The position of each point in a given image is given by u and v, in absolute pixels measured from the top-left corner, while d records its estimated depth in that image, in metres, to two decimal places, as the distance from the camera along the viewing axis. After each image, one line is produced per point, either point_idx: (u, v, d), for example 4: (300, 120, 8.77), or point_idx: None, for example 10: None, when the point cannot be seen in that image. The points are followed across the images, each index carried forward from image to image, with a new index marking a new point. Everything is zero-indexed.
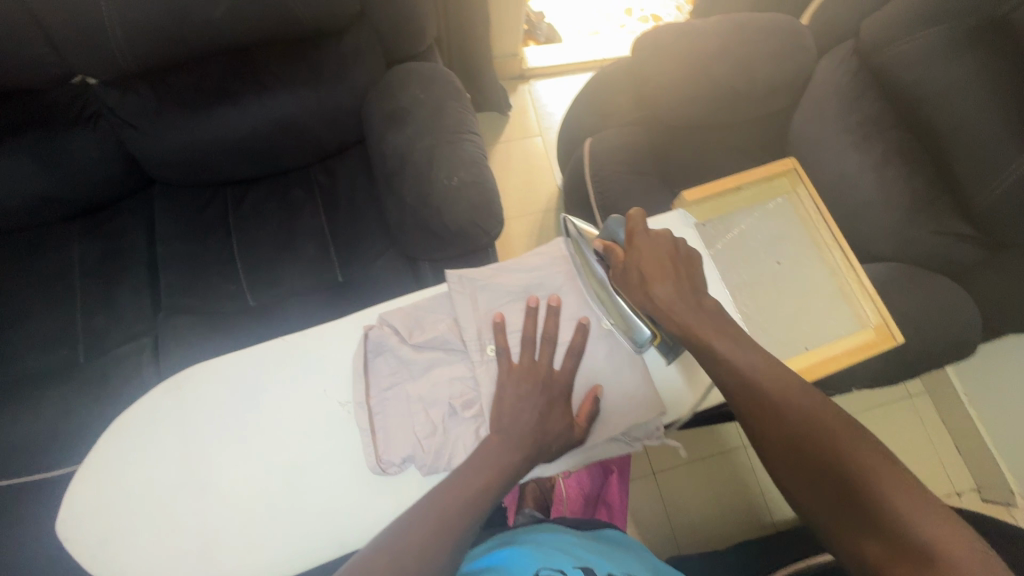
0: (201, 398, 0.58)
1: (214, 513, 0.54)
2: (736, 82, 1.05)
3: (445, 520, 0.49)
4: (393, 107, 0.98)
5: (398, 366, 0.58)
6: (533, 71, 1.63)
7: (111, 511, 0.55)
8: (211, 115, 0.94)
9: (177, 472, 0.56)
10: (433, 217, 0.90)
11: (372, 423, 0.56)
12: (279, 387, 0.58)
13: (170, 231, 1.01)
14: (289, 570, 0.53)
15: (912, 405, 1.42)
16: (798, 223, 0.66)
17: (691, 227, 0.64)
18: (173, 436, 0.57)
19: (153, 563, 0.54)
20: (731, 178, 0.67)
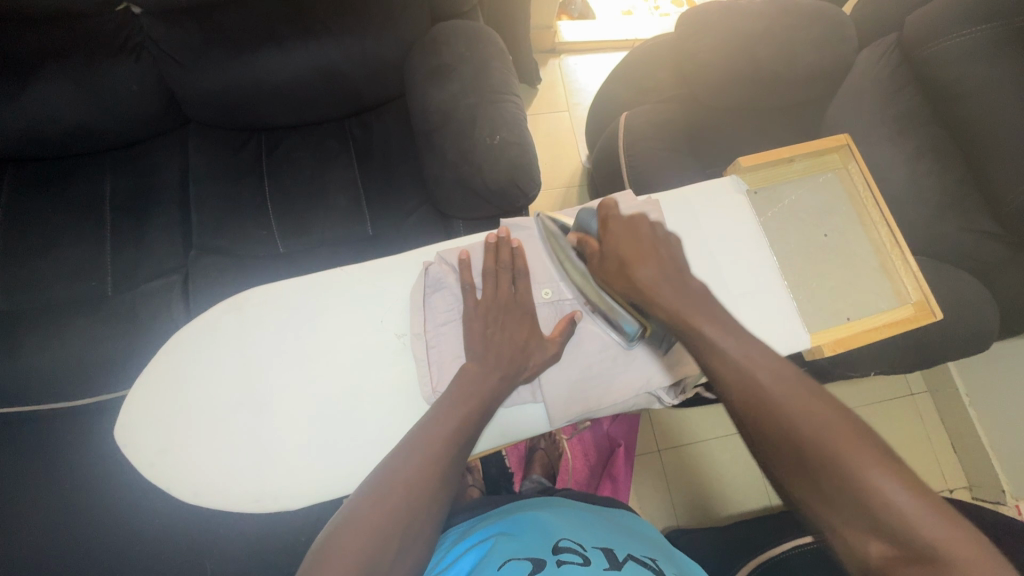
0: (261, 323, 0.62)
1: (269, 430, 0.58)
2: (777, 66, 1.05)
3: (432, 460, 0.53)
4: (436, 63, 0.97)
5: (454, 304, 0.63)
6: (566, 46, 1.62)
7: (173, 422, 0.59)
8: (254, 58, 0.93)
9: (234, 390, 0.60)
10: (473, 175, 0.91)
11: (428, 355, 0.60)
12: (335, 318, 0.62)
13: (205, 171, 1.01)
14: (340, 488, 0.57)
15: (913, 403, 1.45)
16: (845, 199, 0.68)
17: (741, 195, 0.66)
18: (233, 355, 0.61)
19: (210, 473, 0.58)
20: (786, 148, 0.67)
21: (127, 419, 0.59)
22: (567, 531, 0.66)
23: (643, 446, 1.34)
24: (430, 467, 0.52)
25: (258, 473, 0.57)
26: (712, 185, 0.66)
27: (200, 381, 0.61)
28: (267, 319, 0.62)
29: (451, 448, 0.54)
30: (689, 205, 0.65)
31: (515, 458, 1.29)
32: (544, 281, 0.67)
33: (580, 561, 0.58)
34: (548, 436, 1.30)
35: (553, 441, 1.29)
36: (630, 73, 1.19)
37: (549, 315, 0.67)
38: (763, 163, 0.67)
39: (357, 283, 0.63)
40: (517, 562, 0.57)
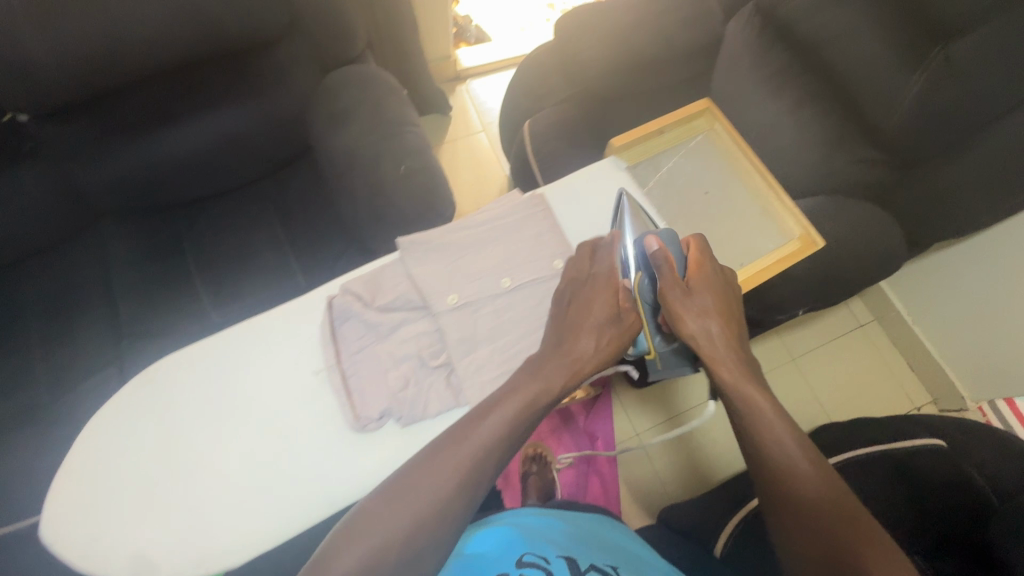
0: (175, 388, 0.59)
1: (200, 495, 0.56)
2: (654, 51, 1.12)
3: (467, 469, 0.51)
4: (333, 109, 1.01)
5: (366, 330, 0.58)
6: (468, 71, 1.69)
7: (97, 510, 0.56)
8: (157, 139, 0.97)
9: (156, 463, 0.57)
10: (386, 207, 0.93)
11: (346, 386, 0.56)
12: (248, 367, 0.59)
13: (125, 259, 1.00)
14: (282, 537, 0.54)
15: (864, 334, 1.52)
16: (720, 156, 0.74)
17: (622, 173, 0.70)
18: (150, 426, 0.58)
19: (143, 552, 0.55)
20: (654, 122, 0.72)
21: (45, 516, 0.56)
22: (523, 542, 0.65)
23: (621, 434, 1.36)
24: (465, 480, 0.51)
25: (190, 543, 0.54)
26: (595, 168, 0.70)
27: (119, 461, 0.57)
28: (180, 383, 0.59)
29: (490, 454, 0.52)
30: (571, 191, 0.68)
31: (500, 477, 1.30)
32: (447, 289, 0.58)
33: (543, 575, 0.57)
34: (534, 457, 1.29)
35: (542, 462, 1.29)
36: (524, 82, 1.24)
37: (457, 324, 0.58)
38: (636, 140, 0.71)
39: (267, 328, 0.60)
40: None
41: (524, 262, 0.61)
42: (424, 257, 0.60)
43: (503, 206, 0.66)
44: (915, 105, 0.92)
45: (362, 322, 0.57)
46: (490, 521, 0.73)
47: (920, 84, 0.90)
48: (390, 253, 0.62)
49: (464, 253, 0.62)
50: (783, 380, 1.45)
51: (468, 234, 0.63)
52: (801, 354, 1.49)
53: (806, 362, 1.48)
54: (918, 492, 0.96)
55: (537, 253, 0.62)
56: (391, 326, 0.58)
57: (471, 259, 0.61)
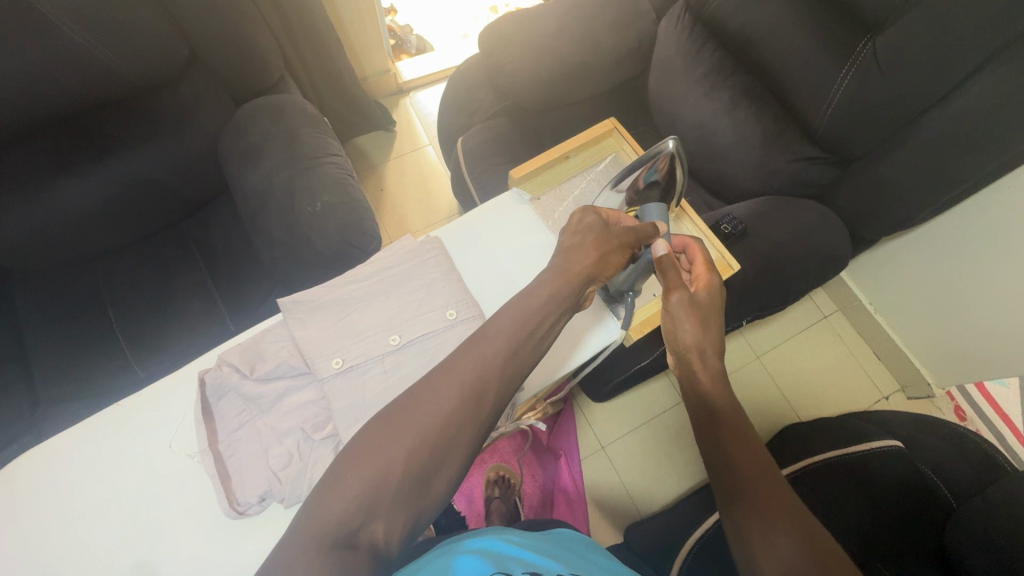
0: (46, 480, 0.56)
1: None
2: (583, 58, 1.08)
3: (467, 394, 0.49)
4: (247, 144, 0.96)
5: (245, 404, 0.54)
6: (411, 84, 1.63)
7: None
8: (50, 191, 0.89)
9: (25, 567, 0.53)
10: (304, 246, 0.89)
11: (224, 469, 0.52)
12: (126, 453, 0.57)
13: (37, 317, 0.96)
14: None
15: (827, 325, 1.49)
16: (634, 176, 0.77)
17: (525, 205, 0.69)
18: (17, 522, 0.54)
19: None
20: (561, 148, 0.75)
21: None
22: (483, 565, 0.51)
23: (586, 448, 1.32)
24: (466, 406, 0.49)
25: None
26: (496, 204, 0.69)
27: None
28: (52, 475, 0.56)
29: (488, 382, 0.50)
30: (471, 231, 0.66)
31: (464, 503, 1.26)
32: (329, 352, 0.54)
33: None
34: (498, 480, 1.24)
35: (506, 485, 1.24)
36: (454, 95, 1.20)
37: (343, 390, 0.54)
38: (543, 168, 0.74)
39: (145, 408, 0.59)
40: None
41: (415, 313, 0.58)
42: (307, 317, 0.57)
43: (396, 254, 0.63)
44: (843, 101, 0.89)
45: (241, 393, 0.54)
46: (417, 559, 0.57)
47: (845, 83, 0.88)
48: (276, 320, 0.60)
49: (350, 310, 0.58)
50: (748, 379, 1.43)
51: (355, 290, 0.60)
52: (766, 351, 1.46)
53: (771, 359, 1.45)
54: (876, 494, 0.93)
55: (428, 305, 0.59)
56: (277, 395, 0.54)
57: (358, 315, 0.58)
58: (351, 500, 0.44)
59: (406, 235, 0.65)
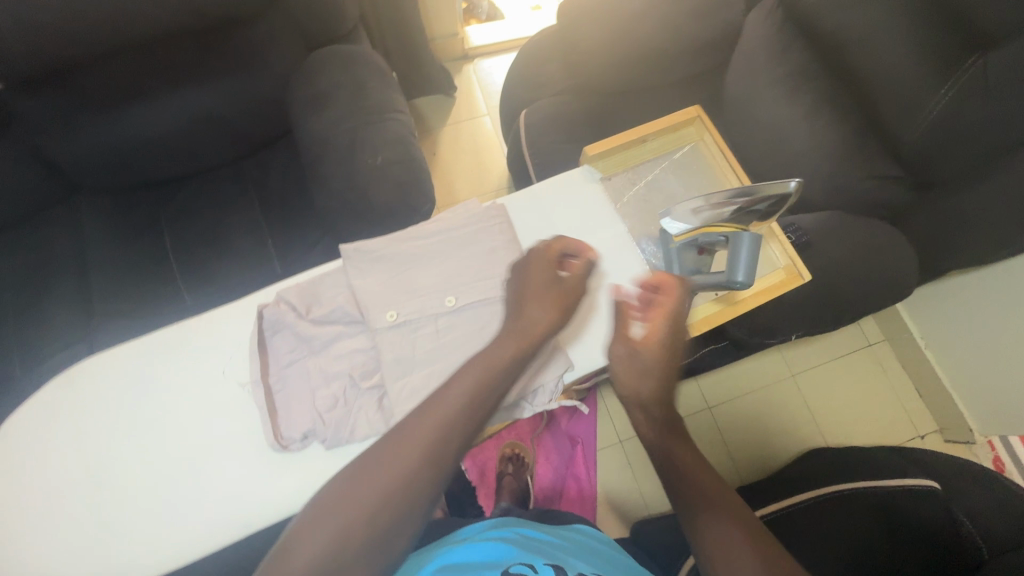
0: (102, 388, 0.58)
1: (119, 502, 0.55)
2: (664, 44, 1.04)
3: (431, 454, 0.50)
4: (315, 92, 0.96)
5: (297, 342, 0.56)
6: (476, 51, 1.60)
7: (18, 506, 0.56)
8: (123, 114, 0.92)
9: (81, 465, 0.57)
10: (361, 199, 0.90)
11: (271, 401, 0.54)
12: (178, 376, 0.58)
13: (99, 234, 0.99)
14: (196, 550, 0.54)
15: (869, 355, 1.43)
16: (707, 171, 0.73)
17: (595, 184, 0.66)
18: (76, 423, 0.57)
19: (61, 553, 0.55)
20: (637, 130, 0.71)
21: None
22: (508, 549, 0.66)
23: (603, 440, 1.30)
24: (430, 464, 0.50)
25: (112, 548, 0.54)
26: (568, 177, 0.66)
27: (42, 460, 0.57)
28: (107, 385, 0.58)
29: (452, 438, 0.51)
30: (536, 204, 0.65)
31: (475, 474, 1.28)
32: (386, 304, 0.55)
33: None
34: (511, 457, 1.28)
35: (518, 462, 1.27)
36: (522, 66, 1.16)
37: (394, 343, 0.56)
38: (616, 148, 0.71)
39: (197, 334, 0.59)
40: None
41: (470, 280, 0.59)
42: (367, 267, 0.58)
43: (459, 216, 0.62)
44: (938, 121, 0.84)
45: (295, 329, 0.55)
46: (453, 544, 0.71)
47: (944, 102, 0.82)
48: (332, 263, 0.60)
49: (407, 266, 0.59)
50: (779, 397, 1.39)
51: (415, 246, 0.60)
52: (801, 372, 1.42)
53: (805, 380, 1.41)
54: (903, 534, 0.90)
55: (483, 273, 0.60)
56: (330, 339, 0.56)
57: (417, 273, 0.59)
58: (313, 556, 0.46)
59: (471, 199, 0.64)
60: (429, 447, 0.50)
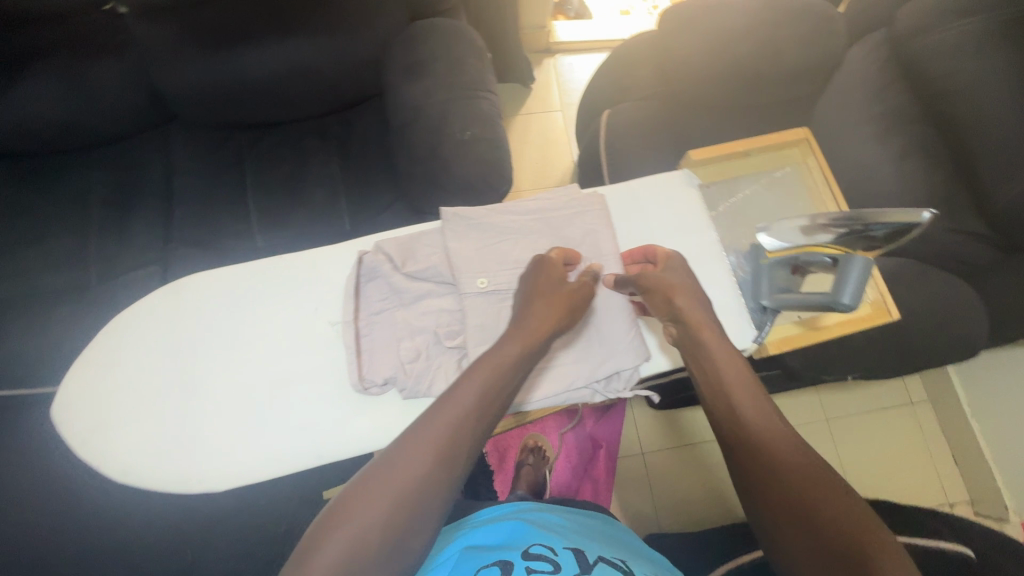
0: (200, 305, 0.62)
1: (199, 413, 0.58)
2: (763, 66, 1.03)
3: (444, 454, 0.48)
4: (412, 60, 0.98)
5: (389, 293, 0.60)
6: (560, 46, 1.61)
7: (109, 400, 0.59)
8: (229, 56, 0.95)
9: (170, 373, 0.60)
10: (442, 170, 0.91)
11: (358, 344, 0.58)
12: (271, 306, 0.61)
13: (188, 165, 1.03)
14: (265, 472, 0.56)
15: (909, 413, 1.40)
16: (804, 192, 0.72)
17: (694, 189, 0.65)
18: (176, 334, 0.61)
19: (139, 451, 0.58)
20: (739, 144, 0.72)
21: (62, 397, 0.59)
22: (529, 532, 0.66)
23: (625, 449, 1.31)
24: (442, 463, 0.48)
25: (188, 457, 0.57)
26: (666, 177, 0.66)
27: (136, 362, 0.61)
28: (206, 303, 0.62)
29: (459, 437, 0.49)
30: (631, 198, 0.65)
31: (496, 458, 1.29)
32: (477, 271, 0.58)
33: (550, 567, 0.58)
34: (532, 449, 1.29)
35: (539, 454, 1.28)
36: (615, 64, 1.15)
37: (478, 308, 0.58)
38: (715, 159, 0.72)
39: (294, 271, 0.63)
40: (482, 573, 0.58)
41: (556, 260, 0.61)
42: (463, 233, 0.61)
43: (555, 201, 0.64)
44: None
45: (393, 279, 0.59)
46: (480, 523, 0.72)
47: None
48: (433, 224, 0.64)
49: (501, 238, 0.62)
50: (810, 438, 1.37)
51: (510, 222, 0.63)
52: (836, 418, 1.39)
53: (839, 426, 1.38)
54: None
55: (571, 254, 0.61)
56: (421, 294, 0.59)
57: (510, 246, 0.61)
58: (363, 524, 0.45)
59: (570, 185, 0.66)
60: (471, 413, 0.50)
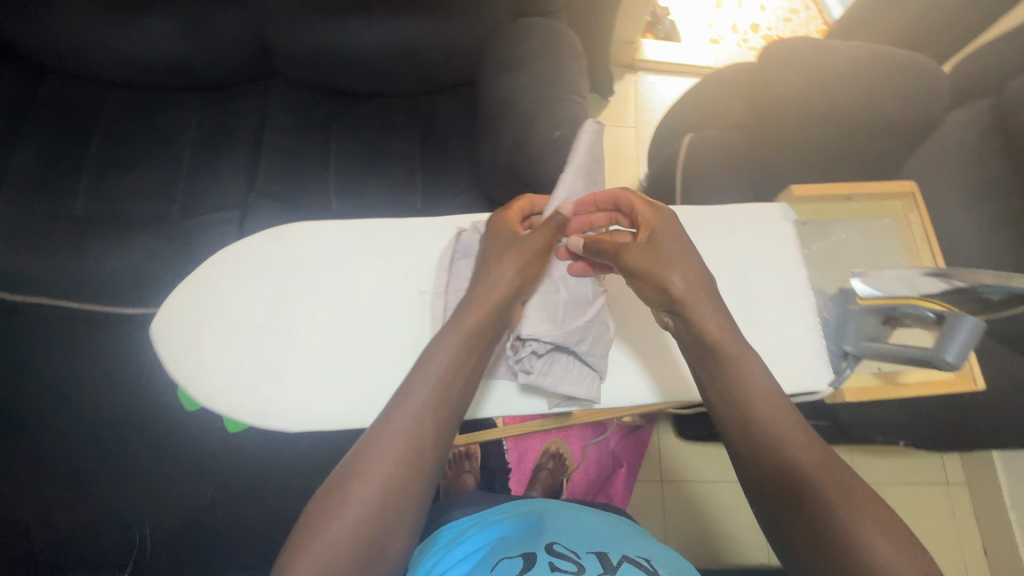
0: (301, 254, 0.66)
1: (284, 354, 0.62)
2: (855, 113, 0.98)
3: (409, 455, 0.51)
4: (511, 54, 0.99)
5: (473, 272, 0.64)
6: (645, 64, 1.61)
7: (204, 328, 0.64)
8: (339, 24, 0.99)
9: (263, 312, 0.64)
10: (525, 165, 0.92)
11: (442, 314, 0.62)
12: (366, 265, 0.65)
13: (279, 121, 1.07)
14: (336, 420, 0.59)
15: (933, 491, 1.34)
16: (901, 243, 0.72)
17: (788, 223, 0.65)
18: (270, 274, 0.65)
19: (222, 380, 0.61)
20: (843, 189, 0.73)
21: (162, 318, 0.64)
22: (553, 533, 0.67)
23: (644, 472, 1.31)
24: (409, 462, 0.51)
25: (262, 391, 0.60)
26: (765, 208, 0.65)
27: (233, 296, 0.65)
28: (305, 252, 0.66)
29: (424, 434, 0.52)
30: (728, 219, 0.63)
31: (514, 456, 1.29)
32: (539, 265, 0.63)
33: (573, 566, 0.59)
34: (553, 455, 1.27)
35: (559, 462, 1.26)
36: (702, 93, 1.16)
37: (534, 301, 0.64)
38: (817, 200, 0.74)
39: (391, 236, 0.66)
40: (506, 568, 0.59)
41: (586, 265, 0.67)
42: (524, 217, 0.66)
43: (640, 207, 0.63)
44: None
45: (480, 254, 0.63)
46: (508, 518, 0.74)
47: None
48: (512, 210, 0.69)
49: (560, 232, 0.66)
50: None
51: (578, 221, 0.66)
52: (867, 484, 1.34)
53: None
54: None
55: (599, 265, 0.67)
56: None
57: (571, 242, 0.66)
58: (339, 527, 0.48)
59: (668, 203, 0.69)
60: (433, 415, 0.53)
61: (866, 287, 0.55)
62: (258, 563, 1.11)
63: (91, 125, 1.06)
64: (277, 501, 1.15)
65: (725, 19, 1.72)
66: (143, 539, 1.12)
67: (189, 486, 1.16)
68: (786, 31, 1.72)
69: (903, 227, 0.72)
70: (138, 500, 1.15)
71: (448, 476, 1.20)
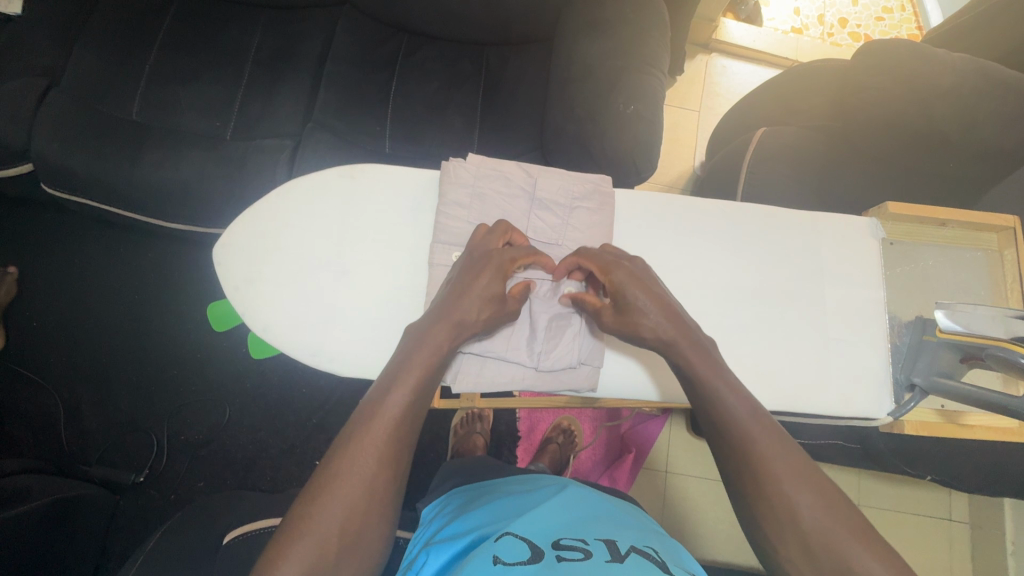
0: (365, 198, 0.69)
1: (336, 295, 0.67)
2: (950, 133, 0.88)
3: (386, 455, 0.52)
4: (595, 16, 0.92)
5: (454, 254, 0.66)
6: (720, 45, 1.53)
7: (264, 259, 0.68)
8: None
9: (321, 250, 0.68)
10: (594, 137, 0.88)
11: (417, 291, 0.67)
12: (424, 217, 0.69)
13: (343, 52, 1.03)
14: (378, 359, 0.66)
15: (947, 531, 1.21)
16: (988, 278, 0.70)
17: (876, 240, 0.69)
18: (332, 217, 0.69)
19: (277, 310, 0.67)
20: (940, 213, 0.70)
21: (225, 242, 0.68)
22: (557, 515, 0.59)
23: (651, 461, 1.28)
24: (383, 460, 0.51)
25: (309, 330, 0.66)
26: (854, 222, 0.70)
27: (293, 231, 0.69)
28: (370, 197, 0.69)
29: (386, 464, 0.51)
30: (802, 226, 0.69)
31: (526, 426, 1.30)
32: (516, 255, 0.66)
33: (581, 558, 0.50)
34: (564, 430, 1.27)
35: (568, 438, 1.25)
36: (782, 88, 1.10)
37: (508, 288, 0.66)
38: (911, 220, 0.71)
39: None
40: (508, 554, 0.51)
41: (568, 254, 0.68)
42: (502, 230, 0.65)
43: (614, 256, 0.62)
44: None
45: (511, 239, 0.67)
46: (514, 497, 0.66)
47: None
48: (518, 176, 0.69)
49: (540, 219, 0.68)
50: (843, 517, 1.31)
51: (560, 204, 0.68)
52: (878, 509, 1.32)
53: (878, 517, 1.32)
54: None
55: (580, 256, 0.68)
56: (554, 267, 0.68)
57: (545, 228, 0.68)
58: (325, 524, 0.48)
59: (754, 204, 0.70)
60: (400, 412, 0.53)
61: (950, 321, 0.59)
62: (268, 487, 1.15)
63: (156, 29, 1.03)
64: (291, 431, 1.18)
65: (811, 8, 1.61)
66: (162, 446, 1.16)
67: (211, 402, 1.18)
68: (876, 30, 1.61)
69: (994, 263, 0.70)
70: (159, 409, 1.18)
71: (459, 434, 1.21)
